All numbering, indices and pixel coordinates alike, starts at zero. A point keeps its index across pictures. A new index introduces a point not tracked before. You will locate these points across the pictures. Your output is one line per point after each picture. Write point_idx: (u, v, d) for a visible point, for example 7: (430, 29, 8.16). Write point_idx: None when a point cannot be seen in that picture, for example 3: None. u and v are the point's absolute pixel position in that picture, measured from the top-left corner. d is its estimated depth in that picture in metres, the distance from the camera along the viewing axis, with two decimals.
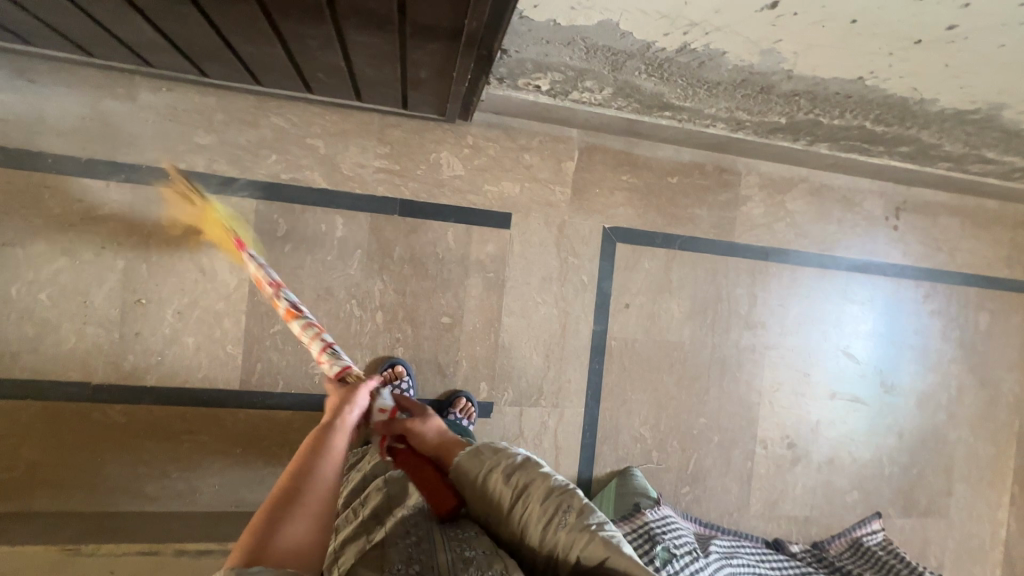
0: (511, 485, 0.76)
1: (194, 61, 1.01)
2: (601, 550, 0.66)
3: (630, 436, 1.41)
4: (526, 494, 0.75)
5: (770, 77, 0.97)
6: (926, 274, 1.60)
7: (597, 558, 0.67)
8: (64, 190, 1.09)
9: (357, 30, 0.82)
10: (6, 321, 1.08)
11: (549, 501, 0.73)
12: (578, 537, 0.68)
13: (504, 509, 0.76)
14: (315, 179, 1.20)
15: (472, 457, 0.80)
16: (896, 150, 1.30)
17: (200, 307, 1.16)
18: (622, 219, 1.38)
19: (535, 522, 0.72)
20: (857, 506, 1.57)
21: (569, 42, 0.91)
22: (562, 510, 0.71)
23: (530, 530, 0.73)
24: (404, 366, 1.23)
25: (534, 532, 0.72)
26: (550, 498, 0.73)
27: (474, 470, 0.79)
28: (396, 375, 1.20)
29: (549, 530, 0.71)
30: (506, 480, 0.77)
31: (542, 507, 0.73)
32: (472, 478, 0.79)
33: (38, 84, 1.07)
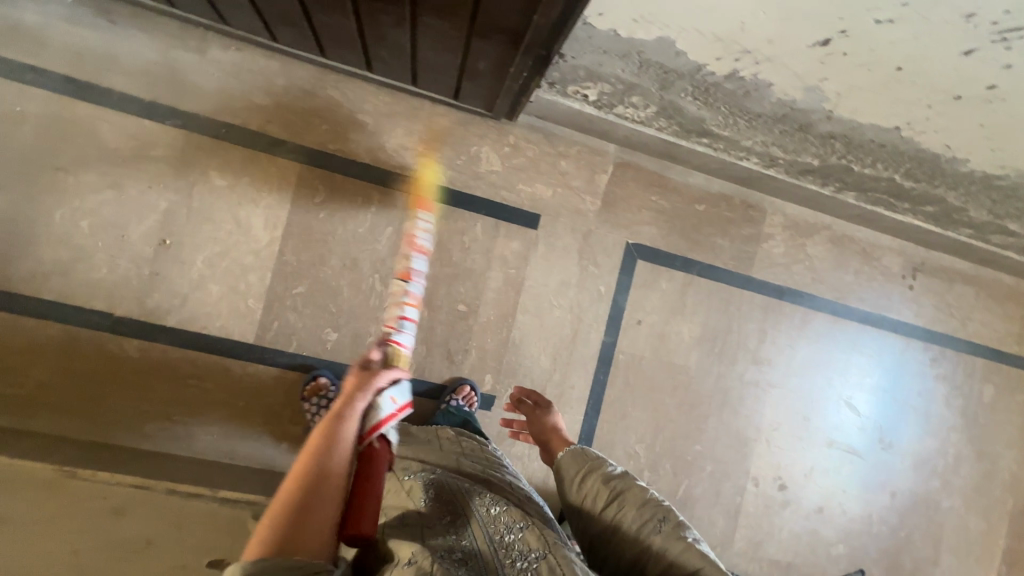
0: (608, 486, 0.92)
1: (268, 24, 1.06)
2: (695, 560, 0.79)
3: (624, 452, 1.42)
4: (621, 497, 0.90)
5: (810, 116, 1.00)
6: (936, 337, 1.62)
7: (689, 566, 0.79)
8: (123, 127, 1.13)
9: (431, 12, 0.86)
10: (43, 242, 1.11)
11: (646, 509, 0.87)
12: (669, 541, 0.82)
13: (599, 507, 0.91)
14: (360, 154, 1.24)
15: (579, 460, 0.98)
16: (920, 208, 1.33)
17: (230, 258, 1.19)
18: (645, 237, 1.41)
19: (630, 523, 0.86)
20: (840, 560, 1.56)
21: (625, 53, 0.95)
22: (658, 519, 0.85)
23: (623, 527, 0.87)
24: (326, 375, 1.21)
25: (627, 530, 0.86)
26: (646, 506, 0.88)
27: (575, 469, 0.97)
28: (319, 387, 1.18)
29: (644, 533, 0.84)
30: (604, 482, 0.93)
31: (639, 511, 0.87)
32: (574, 475, 0.96)
33: (116, 25, 1.12)
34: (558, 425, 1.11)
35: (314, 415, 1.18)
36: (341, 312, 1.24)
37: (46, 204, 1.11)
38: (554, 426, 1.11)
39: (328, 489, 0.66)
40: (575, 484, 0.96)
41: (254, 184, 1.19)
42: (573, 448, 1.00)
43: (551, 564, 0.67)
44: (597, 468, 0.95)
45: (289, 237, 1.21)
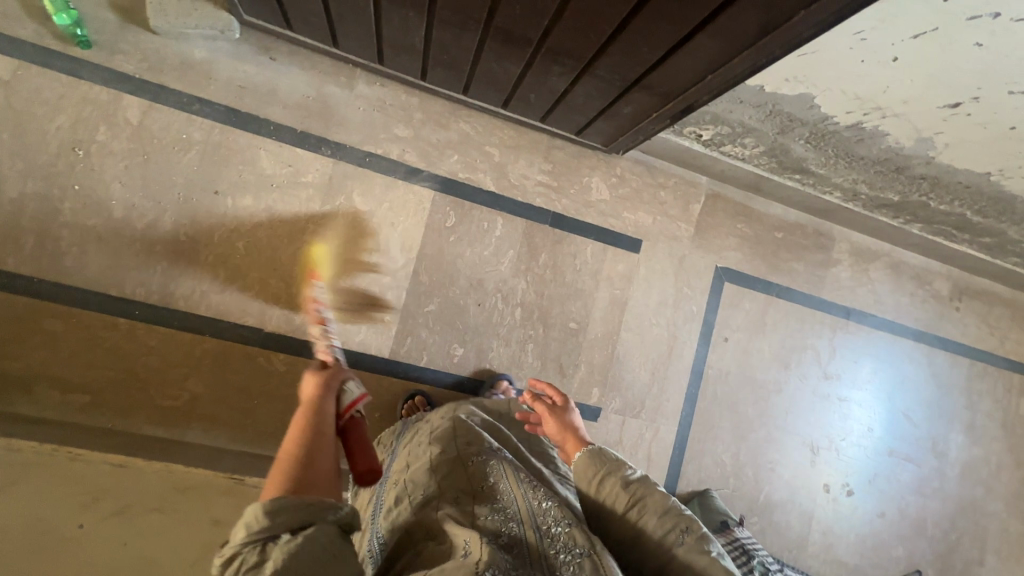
0: (627, 492, 0.79)
1: (426, 66, 1.17)
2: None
3: (712, 461, 1.52)
4: (641, 504, 0.77)
5: (911, 161, 1.15)
6: (979, 354, 1.77)
7: None
8: (278, 154, 1.22)
9: (606, 67, 0.98)
10: (203, 261, 1.18)
11: (666, 519, 0.75)
12: (692, 557, 0.70)
13: (617, 514, 0.79)
14: (486, 182, 1.34)
15: (593, 460, 0.84)
16: (979, 239, 1.50)
17: (370, 277, 1.27)
18: (732, 261, 1.54)
19: (649, 535, 0.75)
20: (900, 561, 1.68)
21: (760, 104, 1.08)
22: (680, 530, 0.73)
23: (642, 539, 0.75)
24: (422, 396, 1.28)
25: (647, 541, 0.75)
26: (667, 515, 0.75)
27: (592, 471, 0.84)
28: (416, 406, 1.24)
29: (664, 544, 0.73)
30: (623, 486, 0.80)
31: (658, 521, 0.75)
32: (586, 475, 0.84)
33: (276, 62, 1.21)
34: (575, 425, 0.95)
35: None
36: (467, 328, 1.33)
37: (207, 226, 1.18)
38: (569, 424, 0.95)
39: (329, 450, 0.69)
40: (589, 488, 0.83)
41: (393, 209, 1.28)
42: (591, 445, 0.87)
43: (595, 564, 0.63)
44: (614, 470, 0.83)
45: (422, 258, 1.30)
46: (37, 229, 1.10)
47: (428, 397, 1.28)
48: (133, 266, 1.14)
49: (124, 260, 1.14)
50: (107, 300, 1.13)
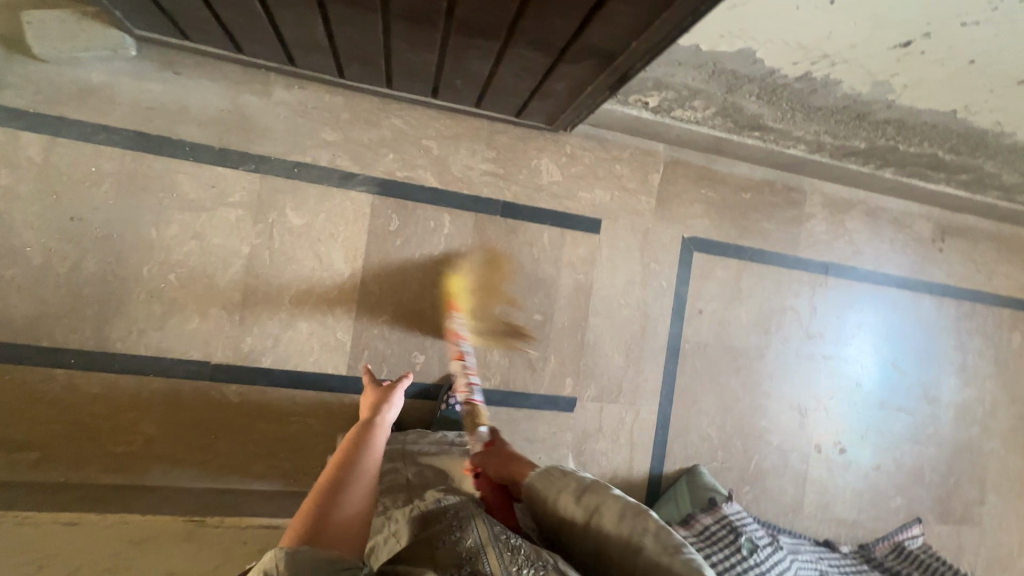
0: (580, 506, 0.68)
1: (340, 63, 1.08)
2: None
3: (698, 436, 1.49)
4: (597, 515, 0.66)
5: (872, 106, 1.08)
6: (967, 294, 1.71)
7: None
8: (199, 176, 1.14)
9: (524, 44, 0.89)
10: (135, 299, 1.12)
11: (624, 526, 0.64)
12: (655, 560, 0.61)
13: (577, 528, 0.68)
14: (428, 178, 1.27)
15: (541, 478, 0.73)
16: (955, 177, 1.42)
17: (316, 294, 1.21)
18: (699, 230, 1.47)
19: (614, 550, 0.64)
20: (899, 512, 1.66)
21: (700, 64, 1.00)
22: (640, 534, 0.63)
23: (605, 552, 0.65)
24: None
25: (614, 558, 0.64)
26: (625, 521, 0.64)
27: (542, 492, 0.73)
28: None
29: (629, 557, 0.63)
30: (576, 498, 0.69)
31: (618, 530, 0.64)
32: (534, 489, 0.74)
33: (181, 76, 1.13)
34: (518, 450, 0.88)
35: None
36: (426, 334, 1.27)
37: (134, 261, 1.12)
38: (511, 459, 0.85)
39: (369, 484, 0.69)
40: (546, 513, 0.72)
41: (331, 220, 1.21)
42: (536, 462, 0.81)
43: None
44: (566, 487, 0.71)
45: (370, 267, 1.24)
46: None
47: None
48: (61, 312, 1.09)
49: (51, 308, 1.08)
50: (40, 351, 1.08)
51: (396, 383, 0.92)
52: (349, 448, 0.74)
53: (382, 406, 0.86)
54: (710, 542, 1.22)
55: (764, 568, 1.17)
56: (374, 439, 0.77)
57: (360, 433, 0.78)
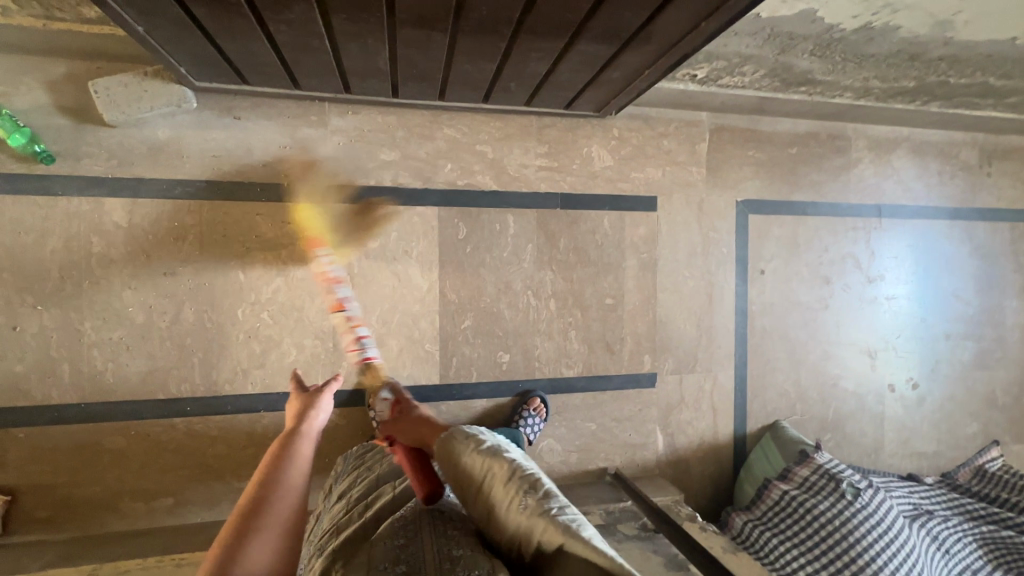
0: (486, 461, 0.70)
1: (397, 84, 1.10)
2: (553, 536, 0.59)
3: (776, 393, 1.52)
4: (492, 476, 0.68)
5: (927, 45, 1.08)
6: (1019, 214, 1.72)
7: (554, 546, 0.59)
8: (273, 215, 1.17)
9: (591, 39, 0.90)
10: (234, 342, 1.16)
11: (512, 485, 0.66)
12: (532, 520, 0.62)
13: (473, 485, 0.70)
14: (487, 182, 1.29)
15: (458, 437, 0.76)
16: (1004, 101, 1.40)
17: (399, 311, 1.25)
18: (751, 191, 1.48)
19: (503, 505, 0.65)
20: (976, 437, 1.69)
21: (757, 31, 1.01)
22: (525, 491, 0.65)
23: (497, 513, 0.66)
24: (394, 384, 1.22)
25: (501, 514, 0.65)
26: (517, 481, 0.66)
27: (452, 451, 0.74)
28: (386, 395, 1.20)
29: (509, 516, 0.64)
30: (483, 453, 0.71)
31: (506, 489, 0.66)
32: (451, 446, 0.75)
33: (242, 120, 1.15)
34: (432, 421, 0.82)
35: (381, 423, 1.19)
36: (507, 333, 1.31)
37: (227, 306, 1.16)
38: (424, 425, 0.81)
39: (288, 498, 0.66)
40: (455, 478, 0.73)
41: (403, 237, 1.24)
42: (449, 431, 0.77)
43: None
44: (484, 450, 0.72)
45: (445, 278, 1.27)
46: (66, 356, 1.09)
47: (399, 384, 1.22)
48: (170, 365, 1.13)
49: (159, 362, 1.13)
50: (157, 404, 1.13)
51: (325, 386, 0.91)
52: (267, 468, 0.71)
53: (309, 411, 0.84)
54: (812, 493, 1.26)
55: (871, 512, 1.18)
56: (300, 450, 0.75)
57: (284, 446, 0.75)
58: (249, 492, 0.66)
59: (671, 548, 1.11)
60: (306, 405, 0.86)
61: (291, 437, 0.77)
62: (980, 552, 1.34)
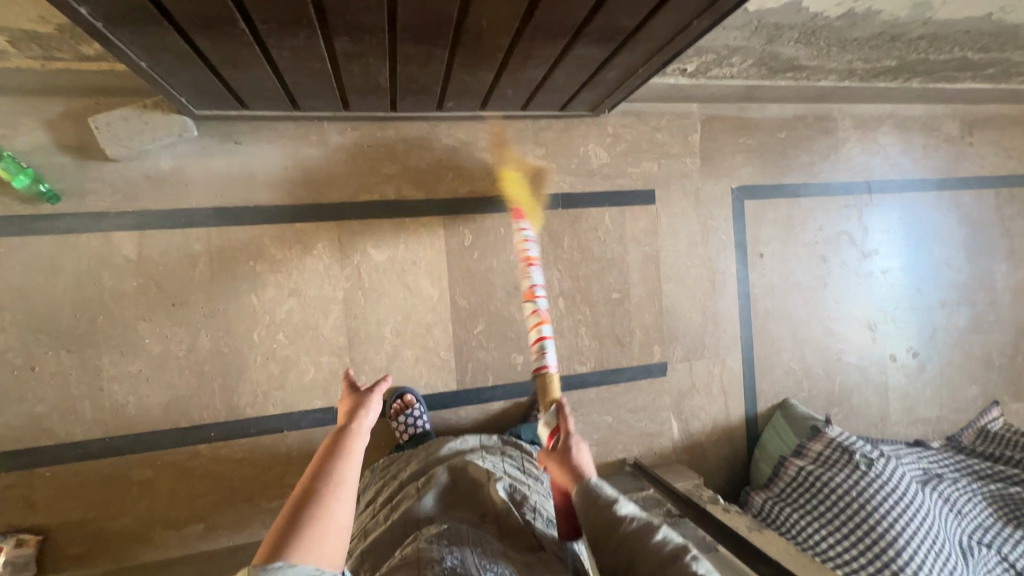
0: (618, 514, 0.69)
1: (396, 99, 1.11)
2: None
3: (783, 372, 1.56)
4: (630, 532, 0.67)
5: (908, 27, 1.12)
6: (1002, 180, 1.77)
7: None
8: (281, 236, 1.18)
9: (588, 43, 0.92)
10: (253, 365, 1.17)
11: (656, 543, 0.65)
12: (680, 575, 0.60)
13: (612, 536, 0.68)
14: (489, 188, 1.31)
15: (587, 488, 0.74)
16: (982, 73, 1.44)
17: (412, 321, 1.26)
18: (745, 177, 1.51)
19: (644, 560, 0.64)
20: (976, 399, 1.75)
21: (745, 24, 1.04)
22: (670, 550, 0.63)
23: (640, 570, 0.64)
24: (412, 394, 1.23)
25: (643, 569, 0.63)
26: (659, 540, 0.65)
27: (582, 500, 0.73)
28: (407, 405, 1.21)
29: (656, 572, 0.62)
30: (614, 508, 0.70)
31: (650, 544, 0.65)
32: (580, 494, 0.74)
33: (243, 144, 1.16)
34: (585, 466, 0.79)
35: (404, 432, 1.21)
36: (519, 335, 1.33)
37: (243, 330, 1.17)
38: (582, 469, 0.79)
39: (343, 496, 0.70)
40: (589, 526, 0.71)
41: (411, 248, 1.26)
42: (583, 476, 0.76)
43: None
44: (615, 503, 0.71)
45: (455, 285, 1.29)
46: (87, 392, 1.09)
47: (417, 394, 1.23)
48: (191, 393, 1.14)
49: (180, 390, 1.14)
50: (181, 433, 1.14)
51: (374, 386, 0.90)
52: (323, 458, 0.76)
53: (359, 411, 0.85)
54: (827, 467, 1.29)
55: (885, 479, 1.22)
56: (350, 447, 0.79)
57: (336, 441, 0.79)
58: (302, 487, 0.70)
59: (696, 531, 1.13)
60: (359, 404, 0.87)
61: (343, 436, 0.80)
62: (990, 509, 1.39)
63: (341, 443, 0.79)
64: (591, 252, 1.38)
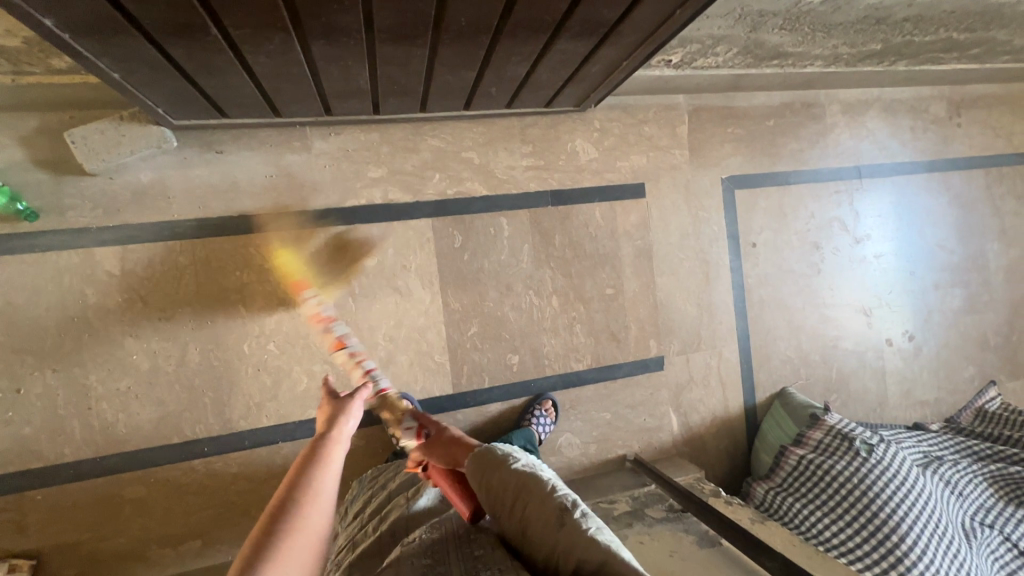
0: (514, 479, 0.74)
1: (378, 101, 1.09)
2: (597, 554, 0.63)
3: (780, 361, 1.55)
4: (525, 496, 0.72)
5: (892, 9, 1.11)
6: (991, 159, 1.76)
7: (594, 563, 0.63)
8: (268, 245, 1.17)
9: (570, 37, 0.91)
10: (244, 377, 1.16)
11: (550, 505, 0.70)
12: (570, 536, 0.66)
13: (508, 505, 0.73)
14: (477, 188, 1.29)
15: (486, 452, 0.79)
16: (967, 53, 1.44)
17: (405, 326, 1.25)
18: (735, 167, 1.50)
19: (538, 523, 0.69)
20: (973, 380, 1.75)
21: (727, 13, 1.03)
22: (562, 510, 0.69)
23: (531, 532, 0.70)
24: (409, 399, 1.24)
25: (538, 532, 0.69)
26: (551, 501, 0.71)
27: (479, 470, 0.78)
28: None
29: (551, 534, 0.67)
30: (510, 472, 0.75)
31: (544, 506, 0.70)
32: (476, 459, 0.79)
33: (224, 153, 1.14)
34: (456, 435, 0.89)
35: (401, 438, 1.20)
36: (514, 335, 1.32)
37: (233, 342, 1.15)
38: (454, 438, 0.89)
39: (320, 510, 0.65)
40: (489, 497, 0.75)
41: (400, 252, 1.24)
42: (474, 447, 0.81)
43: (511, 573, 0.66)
44: (513, 468, 0.76)
45: (446, 287, 1.27)
46: (75, 412, 1.07)
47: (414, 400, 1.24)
48: (182, 408, 1.12)
49: (171, 406, 1.12)
50: (174, 449, 1.12)
51: (355, 394, 0.87)
52: (301, 466, 0.71)
53: (338, 419, 0.81)
54: (828, 454, 1.29)
55: (886, 465, 1.22)
56: (329, 455, 0.74)
57: (312, 448, 0.75)
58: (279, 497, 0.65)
59: (701, 525, 1.13)
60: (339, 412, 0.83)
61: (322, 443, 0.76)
62: (991, 490, 1.39)
63: (320, 451, 0.75)
64: (583, 248, 1.37)
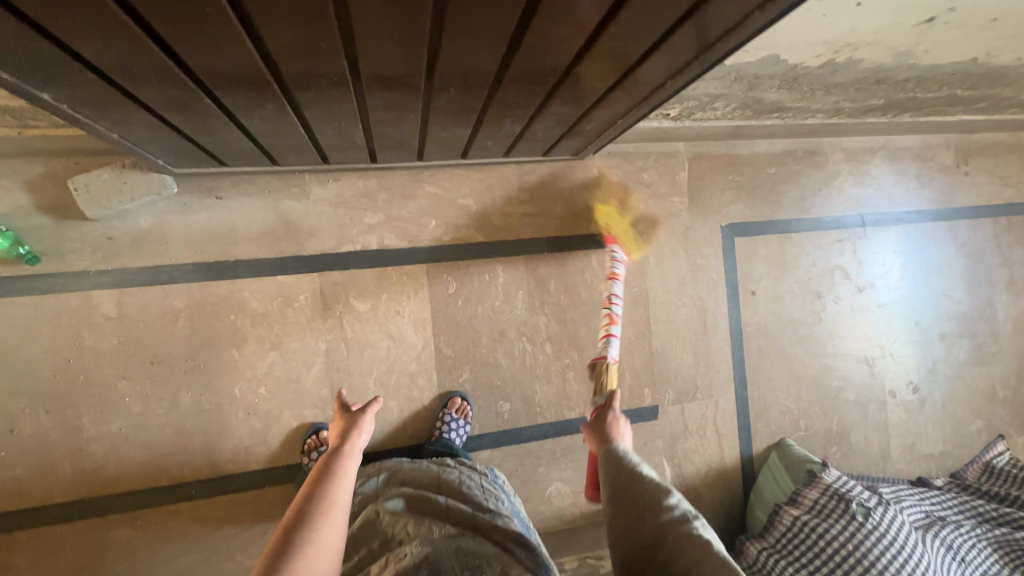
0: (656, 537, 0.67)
1: (375, 153, 1.10)
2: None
3: (779, 411, 1.52)
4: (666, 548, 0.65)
5: (891, 72, 1.10)
6: (1000, 209, 1.74)
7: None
8: (262, 290, 1.18)
9: (561, 103, 0.92)
10: (234, 420, 1.16)
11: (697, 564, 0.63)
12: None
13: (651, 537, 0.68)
14: (472, 234, 1.29)
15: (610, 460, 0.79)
16: (973, 107, 1.42)
17: (396, 371, 1.25)
18: (735, 215, 1.49)
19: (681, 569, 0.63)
20: (981, 434, 1.70)
21: (722, 75, 1.03)
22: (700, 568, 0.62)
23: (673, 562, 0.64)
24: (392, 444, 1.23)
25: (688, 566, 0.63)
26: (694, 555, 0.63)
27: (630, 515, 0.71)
28: None
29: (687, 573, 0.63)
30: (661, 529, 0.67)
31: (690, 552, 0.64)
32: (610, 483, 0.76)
33: (223, 199, 1.16)
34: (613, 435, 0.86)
35: None
36: (506, 381, 1.31)
37: (224, 385, 1.16)
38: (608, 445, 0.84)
39: (337, 519, 0.69)
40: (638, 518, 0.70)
41: (394, 297, 1.25)
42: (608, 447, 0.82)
43: None
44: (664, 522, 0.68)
45: (439, 333, 1.27)
46: (67, 452, 1.09)
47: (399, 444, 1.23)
48: (171, 450, 1.13)
49: (159, 448, 1.13)
50: (161, 491, 1.13)
51: (365, 407, 0.88)
52: (317, 477, 0.75)
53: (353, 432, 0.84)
54: (823, 517, 1.25)
55: (883, 530, 1.19)
56: (343, 468, 0.77)
57: (329, 463, 0.77)
58: (296, 505, 0.69)
59: None
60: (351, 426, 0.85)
61: (337, 455, 0.79)
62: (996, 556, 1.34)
63: (336, 463, 0.78)
64: (577, 295, 1.36)
